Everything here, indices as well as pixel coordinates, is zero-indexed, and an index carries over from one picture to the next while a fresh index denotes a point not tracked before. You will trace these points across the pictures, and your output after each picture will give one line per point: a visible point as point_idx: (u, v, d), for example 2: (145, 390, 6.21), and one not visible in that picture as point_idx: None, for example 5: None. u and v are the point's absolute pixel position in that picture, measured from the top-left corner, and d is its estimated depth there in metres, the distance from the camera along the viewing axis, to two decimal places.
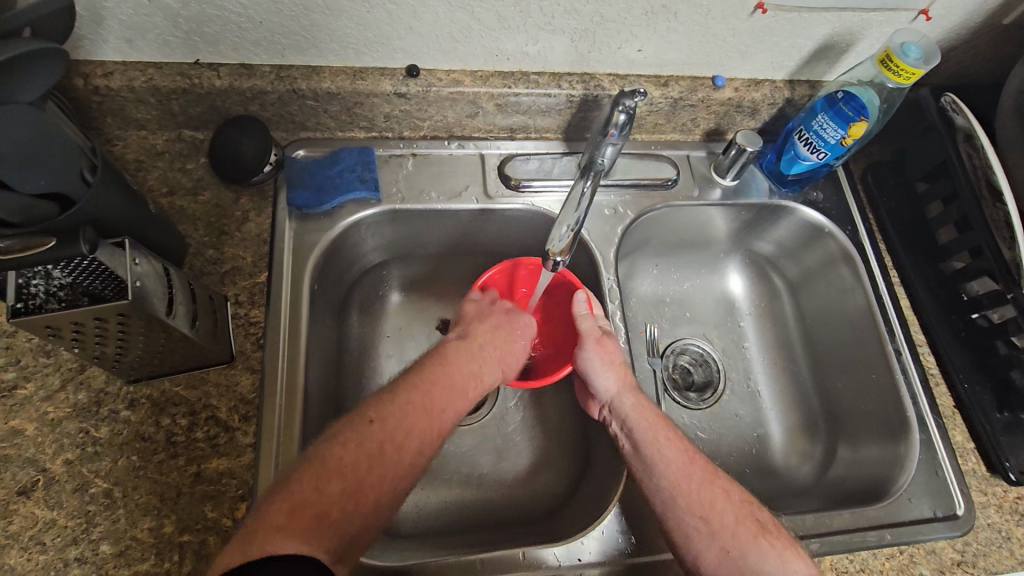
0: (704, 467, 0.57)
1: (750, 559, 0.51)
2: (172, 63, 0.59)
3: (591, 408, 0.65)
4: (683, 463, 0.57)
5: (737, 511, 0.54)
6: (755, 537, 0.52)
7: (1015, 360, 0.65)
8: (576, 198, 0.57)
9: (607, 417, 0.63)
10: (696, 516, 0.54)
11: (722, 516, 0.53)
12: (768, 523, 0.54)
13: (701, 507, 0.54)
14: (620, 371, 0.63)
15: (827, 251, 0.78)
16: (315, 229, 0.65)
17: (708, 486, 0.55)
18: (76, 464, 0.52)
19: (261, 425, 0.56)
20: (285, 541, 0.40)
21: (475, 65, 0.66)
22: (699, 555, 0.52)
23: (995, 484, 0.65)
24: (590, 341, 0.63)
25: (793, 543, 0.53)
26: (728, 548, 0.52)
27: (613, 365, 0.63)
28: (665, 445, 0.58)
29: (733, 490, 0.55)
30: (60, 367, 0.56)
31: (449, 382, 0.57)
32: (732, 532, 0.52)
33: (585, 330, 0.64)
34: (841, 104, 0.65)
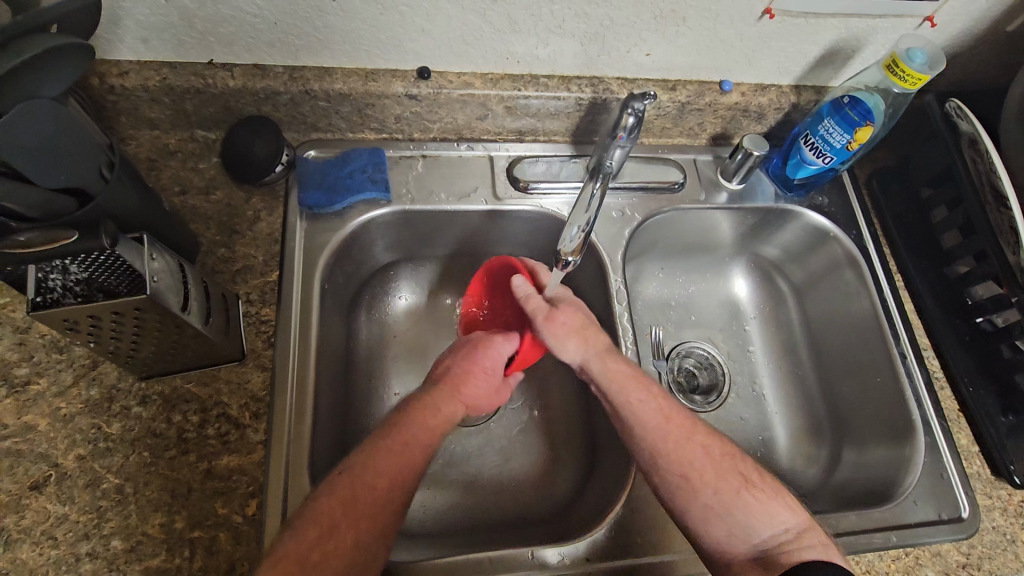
0: (680, 424, 0.58)
1: (735, 514, 0.54)
2: (186, 64, 0.60)
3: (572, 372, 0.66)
4: (657, 423, 0.58)
5: (717, 467, 0.56)
6: (737, 491, 0.54)
7: (1018, 363, 0.65)
8: (586, 199, 0.58)
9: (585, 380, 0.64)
10: (678, 476, 0.55)
11: (704, 473, 0.55)
12: (751, 476, 0.56)
13: (682, 467, 0.56)
14: (583, 339, 0.62)
15: (832, 255, 0.78)
16: (326, 228, 0.66)
17: (687, 444, 0.57)
18: (87, 460, 0.53)
19: (272, 423, 0.57)
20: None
21: (486, 68, 0.66)
22: (686, 514, 0.54)
23: (1000, 487, 0.66)
24: (542, 323, 0.62)
25: (779, 492, 0.56)
26: (713, 505, 0.54)
27: (573, 333, 0.62)
28: (642, 407, 0.59)
29: (713, 445, 0.57)
30: (72, 363, 0.56)
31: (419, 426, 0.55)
32: (715, 488, 0.55)
33: (531, 310, 0.63)
34: (847, 108, 0.66)
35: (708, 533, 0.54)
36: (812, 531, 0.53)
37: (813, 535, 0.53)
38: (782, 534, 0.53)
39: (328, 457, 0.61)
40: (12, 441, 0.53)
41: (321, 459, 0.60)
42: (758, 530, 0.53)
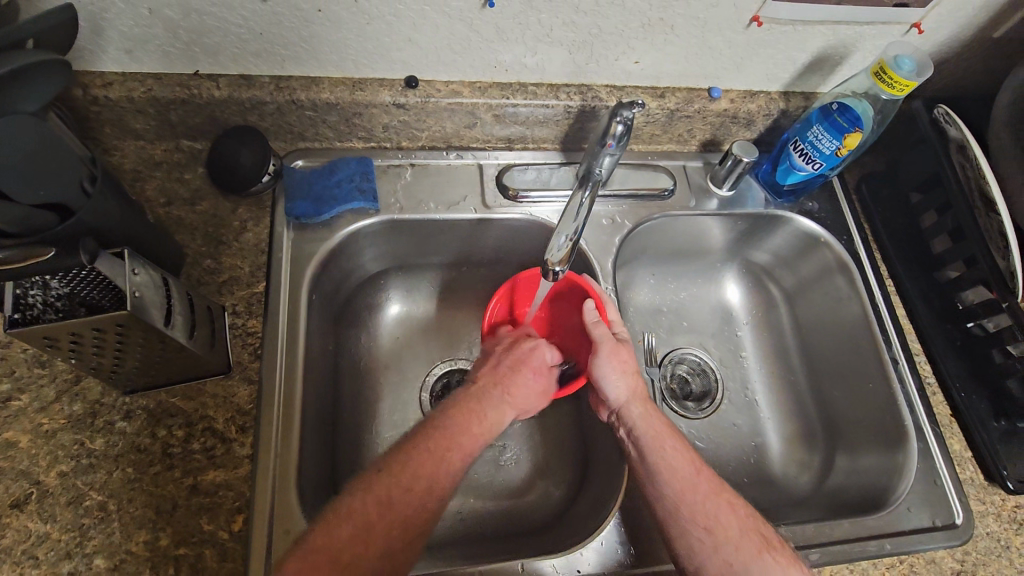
0: (711, 479, 0.56)
1: (755, 571, 0.51)
2: (172, 75, 0.60)
3: (598, 411, 0.64)
4: (689, 474, 0.56)
5: (742, 524, 0.53)
6: (760, 552, 0.52)
7: (1009, 368, 0.66)
8: (574, 210, 0.58)
9: (613, 421, 0.62)
10: (700, 528, 0.53)
11: (728, 528, 0.53)
12: (772, 537, 0.54)
13: (708, 518, 0.53)
14: (632, 378, 0.62)
15: (823, 260, 0.78)
16: (313, 238, 0.66)
17: (714, 497, 0.54)
18: (70, 477, 0.52)
19: (259, 437, 0.56)
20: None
21: (474, 77, 0.66)
22: (703, 566, 0.52)
23: (993, 492, 0.66)
24: (605, 348, 0.62)
25: (797, 557, 0.53)
26: (732, 561, 0.51)
27: (625, 371, 0.62)
28: (676, 457, 0.57)
29: (741, 505, 0.55)
30: (55, 377, 0.55)
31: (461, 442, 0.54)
32: (738, 545, 0.52)
33: (599, 337, 0.62)
34: (836, 115, 0.66)
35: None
36: None
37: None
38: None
39: (317, 470, 0.61)
40: None
41: (309, 472, 0.59)
42: None
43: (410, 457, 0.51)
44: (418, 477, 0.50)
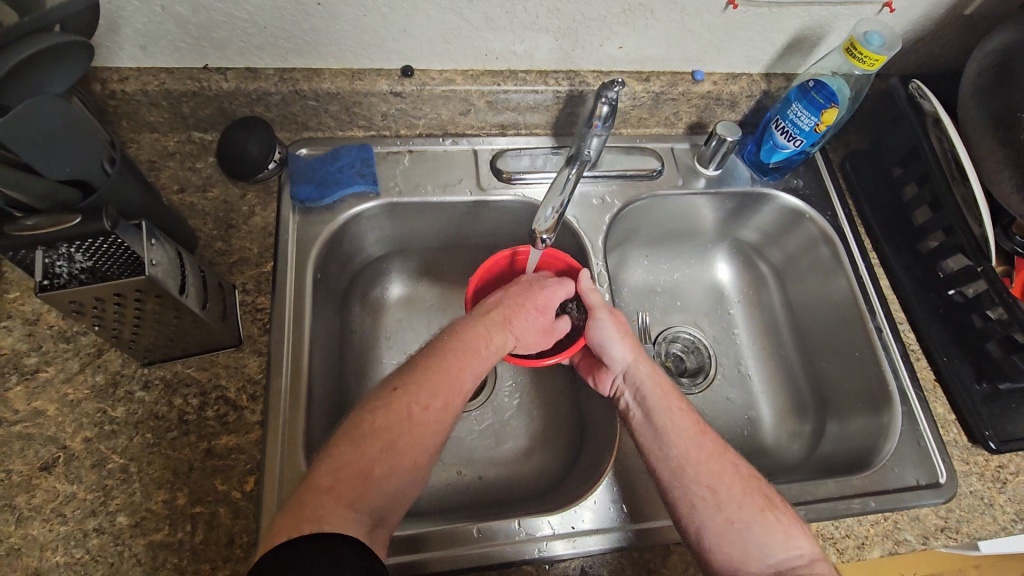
0: (714, 439, 0.58)
1: (755, 531, 0.52)
2: (183, 68, 0.64)
3: (602, 380, 0.66)
4: (694, 435, 0.58)
5: (746, 484, 0.55)
6: (761, 510, 0.53)
7: (989, 331, 0.67)
8: (561, 182, 0.60)
9: (619, 387, 0.64)
10: (703, 486, 0.55)
11: (732, 487, 0.55)
12: (775, 498, 0.55)
13: (712, 476, 0.55)
14: (633, 342, 0.65)
15: (808, 235, 0.81)
16: (317, 220, 0.69)
17: (718, 457, 0.56)
18: (94, 442, 0.56)
19: (269, 404, 0.59)
20: (333, 512, 0.45)
21: (466, 65, 0.70)
22: (703, 525, 0.53)
23: (977, 453, 0.68)
24: (602, 311, 0.65)
25: (797, 518, 0.55)
26: (734, 519, 0.53)
27: (625, 335, 0.64)
28: (680, 417, 0.59)
29: (744, 466, 0.57)
30: (79, 351, 0.59)
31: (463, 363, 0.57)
32: (739, 504, 0.54)
33: (594, 302, 0.65)
34: (813, 93, 0.69)
35: (726, 545, 0.52)
36: (823, 560, 0.52)
37: (824, 565, 0.52)
38: (796, 558, 0.52)
39: (325, 437, 0.64)
40: (23, 425, 0.56)
41: (316, 439, 0.62)
42: (773, 549, 0.52)
43: (412, 379, 0.54)
44: (419, 398, 0.53)
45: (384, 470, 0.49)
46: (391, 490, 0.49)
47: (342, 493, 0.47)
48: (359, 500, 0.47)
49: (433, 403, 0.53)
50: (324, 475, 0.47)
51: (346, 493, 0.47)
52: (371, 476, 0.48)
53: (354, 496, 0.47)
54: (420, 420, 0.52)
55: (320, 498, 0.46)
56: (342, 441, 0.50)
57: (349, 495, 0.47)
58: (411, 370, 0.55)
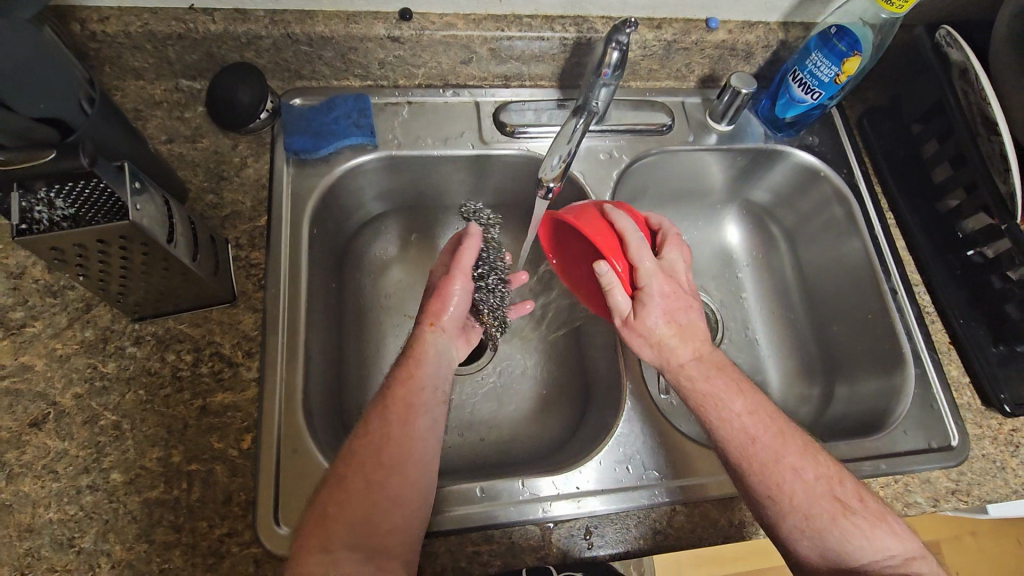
0: (771, 442, 0.54)
1: (832, 539, 0.51)
2: (167, 9, 0.60)
3: None
4: (746, 444, 0.54)
5: (811, 490, 0.52)
6: (834, 518, 0.51)
7: (1009, 292, 0.65)
8: (568, 131, 0.58)
9: None
10: (767, 496, 0.52)
11: (795, 496, 0.52)
12: (849, 499, 0.52)
13: (770, 488, 0.52)
14: (664, 347, 0.59)
15: (821, 194, 0.78)
16: (312, 174, 0.66)
17: (776, 465, 0.53)
18: (84, 398, 0.54)
19: (265, 362, 0.57)
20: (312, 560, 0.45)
21: (467, 9, 0.66)
22: (777, 528, 0.52)
23: (990, 417, 0.66)
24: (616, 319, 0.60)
25: (883, 515, 0.52)
26: (803, 526, 0.52)
27: (652, 339, 0.59)
28: (727, 424, 0.55)
29: (806, 468, 0.53)
30: (66, 306, 0.57)
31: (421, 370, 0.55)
32: (809, 513, 0.52)
33: (613, 307, 0.59)
34: (835, 40, 0.65)
35: (802, 550, 0.52)
36: (917, 559, 0.51)
37: (919, 562, 0.51)
38: (888, 560, 0.50)
39: (323, 397, 0.63)
40: (10, 381, 0.54)
41: (315, 399, 0.60)
42: (857, 556, 0.50)
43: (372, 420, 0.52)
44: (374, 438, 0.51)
45: (371, 506, 0.48)
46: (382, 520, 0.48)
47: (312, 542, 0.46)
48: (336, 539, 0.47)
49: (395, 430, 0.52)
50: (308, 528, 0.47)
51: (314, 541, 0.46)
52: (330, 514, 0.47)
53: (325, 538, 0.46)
54: (379, 454, 0.50)
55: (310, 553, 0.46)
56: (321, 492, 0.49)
57: (321, 539, 0.46)
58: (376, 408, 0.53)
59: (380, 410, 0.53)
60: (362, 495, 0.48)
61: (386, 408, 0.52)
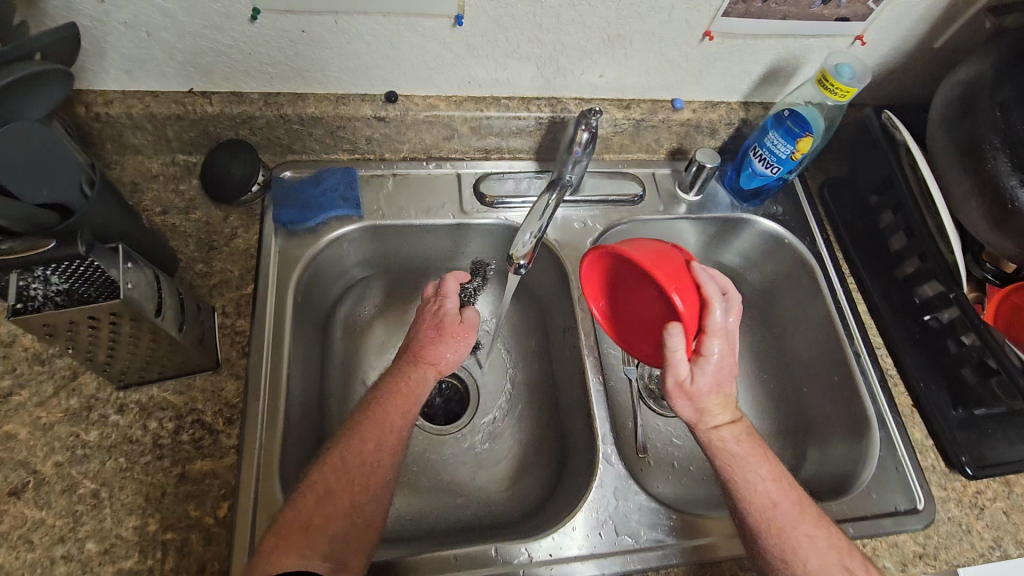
0: (791, 508, 0.55)
1: None
2: (168, 93, 0.64)
3: None
4: (764, 508, 0.55)
5: (824, 557, 0.53)
6: None
7: (964, 357, 0.68)
8: (542, 207, 0.62)
9: None
10: (779, 559, 0.53)
11: (809, 564, 0.52)
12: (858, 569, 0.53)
13: (784, 553, 0.53)
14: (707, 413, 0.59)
15: (788, 261, 0.82)
16: (299, 243, 0.70)
17: (793, 530, 0.54)
18: (65, 466, 0.55)
19: (244, 429, 0.59)
20: (287, 562, 0.48)
21: (449, 92, 0.71)
22: None
23: (954, 479, 0.68)
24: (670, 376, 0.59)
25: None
26: None
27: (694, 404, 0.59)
28: (753, 487, 0.56)
29: (822, 536, 0.54)
30: (53, 374, 0.58)
31: (398, 396, 0.59)
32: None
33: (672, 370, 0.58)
34: (789, 121, 0.70)
35: None
36: None
37: None
38: None
39: (302, 462, 0.64)
40: None
41: (293, 464, 0.62)
42: None
43: (352, 438, 0.56)
44: (352, 451, 0.55)
45: (343, 521, 0.52)
46: (343, 530, 0.52)
47: (291, 547, 0.49)
48: (312, 546, 0.50)
49: (387, 446, 0.56)
50: (279, 532, 0.50)
51: (294, 547, 0.49)
52: (313, 526, 0.51)
53: (302, 546, 0.49)
54: (353, 469, 0.54)
55: (281, 553, 0.49)
56: (301, 494, 0.52)
57: (298, 548, 0.49)
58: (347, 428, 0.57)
59: (365, 431, 0.56)
60: (345, 514, 0.52)
61: (377, 433, 0.56)
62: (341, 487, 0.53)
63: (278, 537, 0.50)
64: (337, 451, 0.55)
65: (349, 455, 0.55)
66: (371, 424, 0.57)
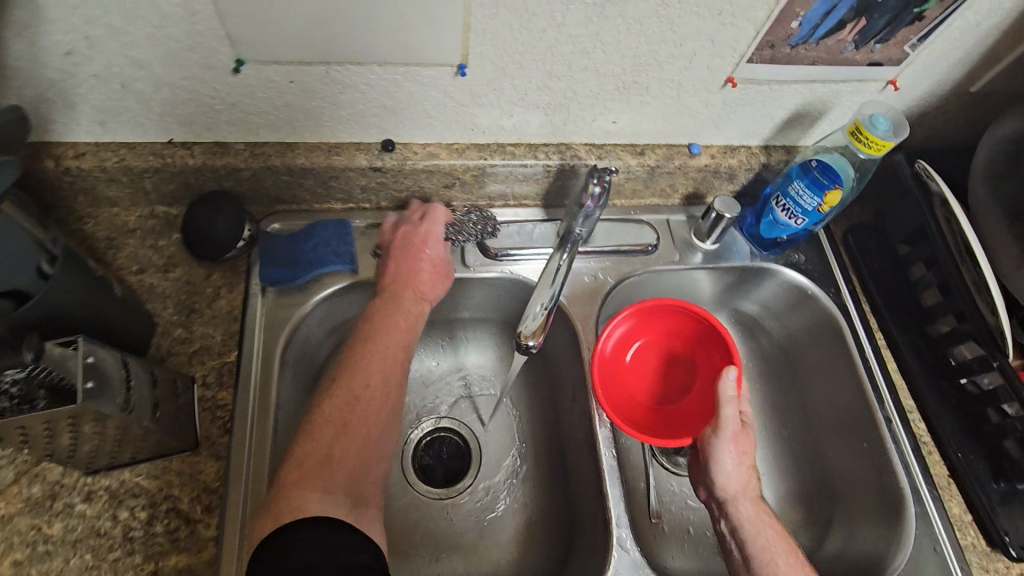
0: None
1: None
2: (145, 144, 0.59)
3: (699, 487, 0.64)
4: None
5: None
6: None
7: (1007, 429, 0.63)
8: (553, 271, 0.60)
9: (713, 508, 0.62)
10: None
11: None
12: None
13: None
14: (745, 475, 0.60)
15: (813, 314, 0.77)
16: (288, 303, 0.64)
17: None
18: (24, 566, 0.50)
19: (224, 517, 0.53)
20: (312, 499, 0.49)
21: (451, 139, 0.66)
22: None
23: (997, 559, 0.63)
24: (727, 430, 0.60)
25: None
26: None
27: (741, 465, 0.60)
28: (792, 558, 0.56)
29: None
30: (14, 459, 0.53)
31: (399, 325, 0.61)
32: None
33: (727, 418, 0.60)
34: (816, 172, 0.66)
35: None
36: None
37: None
38: None
39: None
40: None
41: None
42: None
43: (354, 365, 0.57)
44: (360, 379, 0.57)
45: (359, 465, 0.54)
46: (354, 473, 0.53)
47: (312, 484, 0.50)
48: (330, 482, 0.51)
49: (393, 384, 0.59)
50: (292, 471, 0.51)
51: (315, 482, 0.50)
52: (331, 458, 0.52)
53: (319, 482, 0.50)
54: (361, 402, 0.56)
55: (300, 488, 0.49)
56: (317, 424, 0.53)
57: (320, 481, 0.50)
58: (347, 354, 0.58)
59: (368, 364, 0.58)
60: (357, 465, 0.54)
61: (386, 367, 0.58)
62: (355, 416, 0.55)
63: (297, 477, 0.50)
64: (345, 380, 0.56)
65: (358, 387, 0.56)
66: (372, 354, 0.58)
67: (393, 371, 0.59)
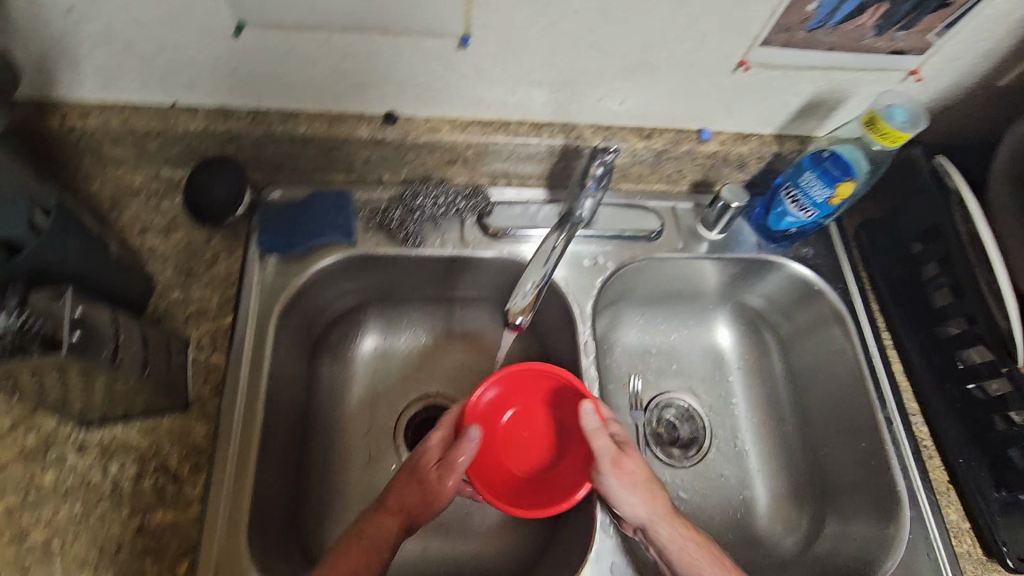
0: None
1: None
2: (150, 105, 0.60)
3: (619, 524, 0.60)
4: None
5: None
6: None
7: (1012, 437, 0.61)
8: (546, 253, 0.59)
9: (640, 538, 0.58)
10: None
11: None
12: None
13: None
14: (651, 493, 0.56)
15: (819, 310, 0.75)
16: (286, 271, 0.65)
17: None
18: (16, 511, 0.51)
19: (212, 476, 0.54)
20: None
21: (454, 113, 0.65)
22: None
23: (992, 569, 0.61)
24: (604, 460, 0.56)
25: None
26: None
27: (636, 486, 0.55)
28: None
29: None
30: (11, 408, 0.54)
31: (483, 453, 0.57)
32: None
33: (600, 448, 0.56)
34: (828, 162, 0.65)
35: None
36: None
37: None
38: None
39: (275, 510, 0.59)
40: None
41: (266, 515, 0.57)
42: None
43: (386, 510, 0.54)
44: (380, 528, 0.53)
45: None
46: None
47: None
48: None
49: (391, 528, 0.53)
50: None
51: None
52: None
53: None
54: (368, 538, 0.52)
55: None
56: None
57: None
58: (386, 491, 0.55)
59: (392, 499, 0.54)
60: None
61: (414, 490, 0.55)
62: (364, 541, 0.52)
63: None
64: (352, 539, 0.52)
65: (383, 516, 0.53)
66: (409, 489, 0.55)
67: (422, 490, 0.55)
